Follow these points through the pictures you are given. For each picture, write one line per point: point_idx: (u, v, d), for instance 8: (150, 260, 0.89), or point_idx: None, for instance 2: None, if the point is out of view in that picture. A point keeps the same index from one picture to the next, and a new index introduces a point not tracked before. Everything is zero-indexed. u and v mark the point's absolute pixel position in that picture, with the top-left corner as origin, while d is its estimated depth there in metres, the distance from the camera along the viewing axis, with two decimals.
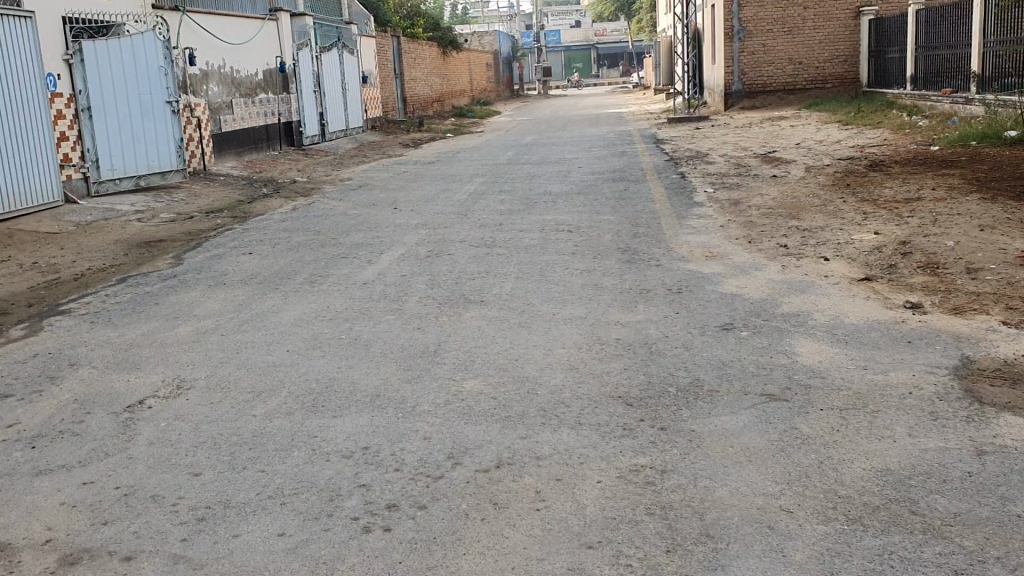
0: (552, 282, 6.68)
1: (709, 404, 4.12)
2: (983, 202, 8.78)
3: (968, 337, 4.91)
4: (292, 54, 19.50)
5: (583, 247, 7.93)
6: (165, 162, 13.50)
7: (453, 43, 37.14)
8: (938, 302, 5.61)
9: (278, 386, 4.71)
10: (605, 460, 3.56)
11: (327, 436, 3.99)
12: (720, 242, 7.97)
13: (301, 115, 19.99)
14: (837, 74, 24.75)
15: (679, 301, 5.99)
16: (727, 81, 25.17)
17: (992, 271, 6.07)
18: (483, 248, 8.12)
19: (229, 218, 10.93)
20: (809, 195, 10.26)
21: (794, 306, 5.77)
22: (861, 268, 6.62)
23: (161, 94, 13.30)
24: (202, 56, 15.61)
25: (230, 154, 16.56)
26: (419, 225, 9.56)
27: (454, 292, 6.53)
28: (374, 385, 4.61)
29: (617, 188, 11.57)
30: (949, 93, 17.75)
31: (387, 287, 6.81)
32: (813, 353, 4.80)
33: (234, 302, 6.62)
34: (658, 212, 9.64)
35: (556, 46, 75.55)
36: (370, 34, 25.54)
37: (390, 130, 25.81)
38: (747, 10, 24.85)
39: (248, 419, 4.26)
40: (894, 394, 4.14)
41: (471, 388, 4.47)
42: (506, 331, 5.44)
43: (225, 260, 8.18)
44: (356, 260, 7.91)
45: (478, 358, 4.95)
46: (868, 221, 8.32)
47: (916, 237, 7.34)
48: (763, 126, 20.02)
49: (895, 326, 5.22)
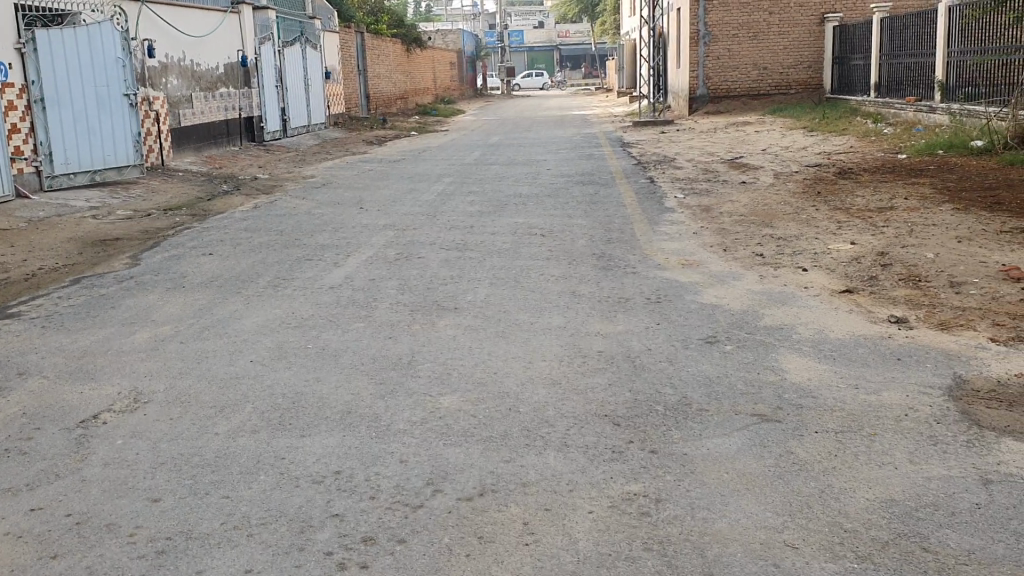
0: (527, 289, 6.47)
1: (700, 425, 3.94)
2: (958, 212, 8.73)
3: (958, 355, 4.80)
4: (253, 48, 19.08)
5: (557, 252, 7.73)
6: (123, 158, 13.05)
7: (417, 40, 36.77)
8: (922, 317, 5.49)
9: (242, 400, 4.45)
10: (596, 487, 3.37)
11: (296, 458, 3.75)
12: (695, 249, 7.83)
13: (263, 110, 19.58)
14: (801, 80, 24.84)
15: (659, 311, 5.81)
16: (693, 86, 25.24)
17: (975, 285, 5.98)
18: (454, 252, 7.88)
19: (189, 216, 10.57)
20: (781, 202, 10.17)
21: (776, 318, 5.61)
22: (841, 279, 6.50)
23: (119, 87, 12.83)
24: (161, 48, 15.16)
25: (190, 150, 16.14)
26: (386, 227, 9.30)
27: (426, 298, 6.30)
28: (345, 401, 4.36)
29: (587, 191, 11.40)
30: (912, 101, 17.85)
31: (355, 292, 6.55)
32: (801, 370, 4.65)
33: (195, 306, 6.32)
34: (630, 217, 9.48)
35: (520, 46, 75.42)
36: (333, 29, 25.13)
37: (353, 127, 25.44)
38: (713, 14, 24.81)
39: (209, 438, 4.00)
40: (890, 416, 4.00)
41: (449, 405, 4.24)
42: (483, 342, 5.22)
43: (184, 262, 7.85)
44: (321, 263, 7.64)
45: (455, 370, 4.73)
46: (843, 230, 8.23)
47: (894, 248, 7.25)
48: (729, 131, 20.00)
49: (882, 341, 5.09)
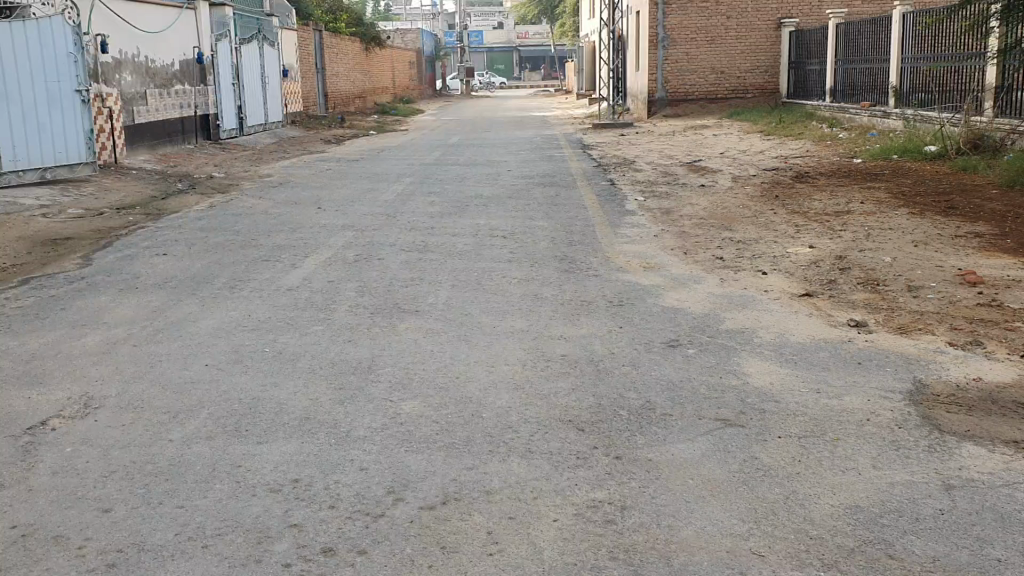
0: (489, 292, 6.41)
1: (663, 430, 3.92)
2: (913, 217, 8.84)
3: (917, 359, 4.83)
4: (210, 45, 18.78)
5: (519, 255, 7.68)
6: (73, 155, 12.79)
7: (376, 39, 36.52)
8: (881, 320, 5.53)
9: (196, 405, 4.34)
10: (559, 495, 3.32)
11: (253, 466, 3.66)
12: (656, 252, 7.83)
13: (218, 108, 19.30)
14: (758, 84, 25.08)
15: (621, 315, 5.79)
16: (652, 89, 25.36)
17: (932, 289, 6.03)
18: (414, 253, 7.80)
19: (143, 215, 10.35)
20: (740, 205, 10.23)
21: (738, 322, 5.61)
22: (801, 283, 6.53)
23: (71, 82, 12.54)
24: (115, 44, 14.86)
25: (144, 148, 15.84)
26: (345, 228, 9.18)
27: (386, 300, 6.21)
28: (303, 407, 4.27)
29: (548, 193, 11.37)
30: (867, 106, 18.09)
31: (314, 294, 6.44)
32: (763, 374, 4.65)
33: (148, 308, 6.17)
34: (591, 219, 9.47)
35: (480, 46, 75.32)
36: (291, 27, 24.84)
37: (311, 126, 25.18)
38: (671, 18, 24.93)
39: (163, 445, 3.88)
40: (852, 421, 4.01)
41: (410, 410, 4.17)
42: (445, 346, 5.15)
43: (138, 262, 7.68)
44: (279, 264, 7.51)
45: (416, 375, 4.65)
46: (801, 234, 8.29)
47: (852, 251, 7.30)
48: (687, 134, 20.12)
49: (843, 345, 5.12)
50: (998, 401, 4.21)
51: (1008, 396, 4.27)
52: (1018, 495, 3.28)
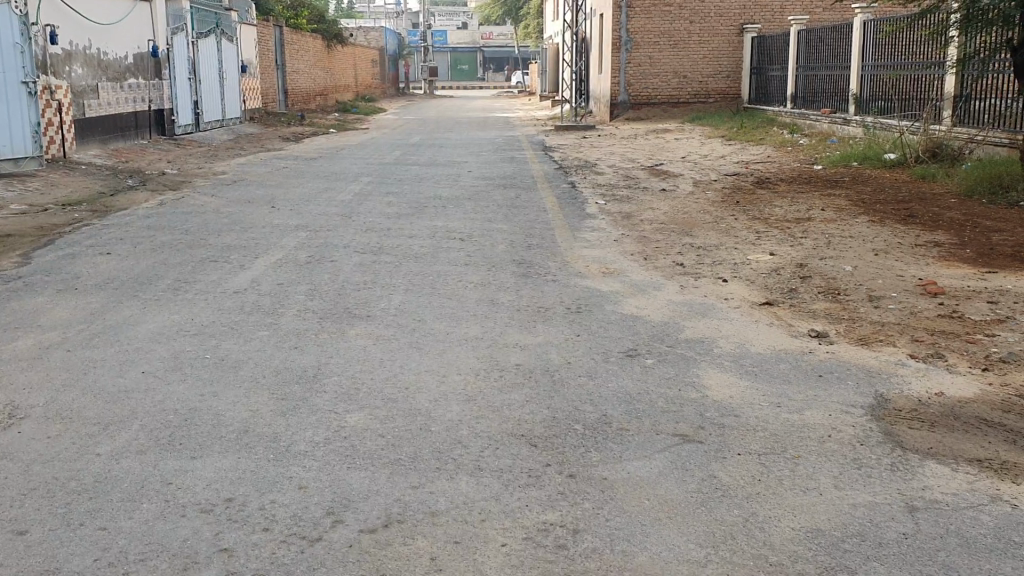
0: (445, 296, 6.23)
1: (620, 446, 3.76)
2: (874, 224, 8.81)
3: (879, 372, 4.73)
4: (165, 38, 18.35)
5: (477, 258, 7.51)
6: (19, 149, 12.41)
7: (338, 36, 36.10)
8: (842, 331, 5.43)
9: (128, 416, 4.10)
10: (508, 517, 3.16)
11: (185, 483, 3.45)
12: (616, 257, 7.69)
13: (173, 102, 18.88)
14: (720, 89, 25.14)
15: (578, 322, 5.64)
16: (614, 91, 25.28)
17: (893, 299, 5.95)
18: (368, 255, 7.60)
19: (89, 212, 10.01)
20: (701, 210, 10.14)
21: (698, 331, 5.48)
22: (762, 291, 6.42)
23: (16, 73, 12.17)
24: (65, 35, 14.43)
25: (95, 142, 15.42)
26: (300, 228, 8.94)
27: (337, 305, 6.00)
28: (242, 419, 4.05)
29: (508, 195, 11.20)
30: (828, 113, 18.17)
31: (262, 298, 6.21)
32: (722, 387, 4.51)
33: (86, 310, 5.90)
34: (551, 222, 9.31)
35: (443, 46, 75.02)
36: (250, 22, 24.41)
37: (270, 123, 24.79)
38: (635, 21, 24.85)
39: (89, 460, 3.65)
40: (813, 437, 3.89)
41: (356, 424, 3.98)
42: (395, 353, 4.95)
43: (79, 261, 7.38)
44: (227, 265, 7.26)
45: (363, 386, 4.44)
46: (762, 240, 8.20)
47: (812, 259, 7.22)
48: (649, 138, 20.07)
49: (803, 356, 5.01)
50: (960, 416, 4.11)
51: (970, 411, 4.18)
52: (983, 518, 3.17)
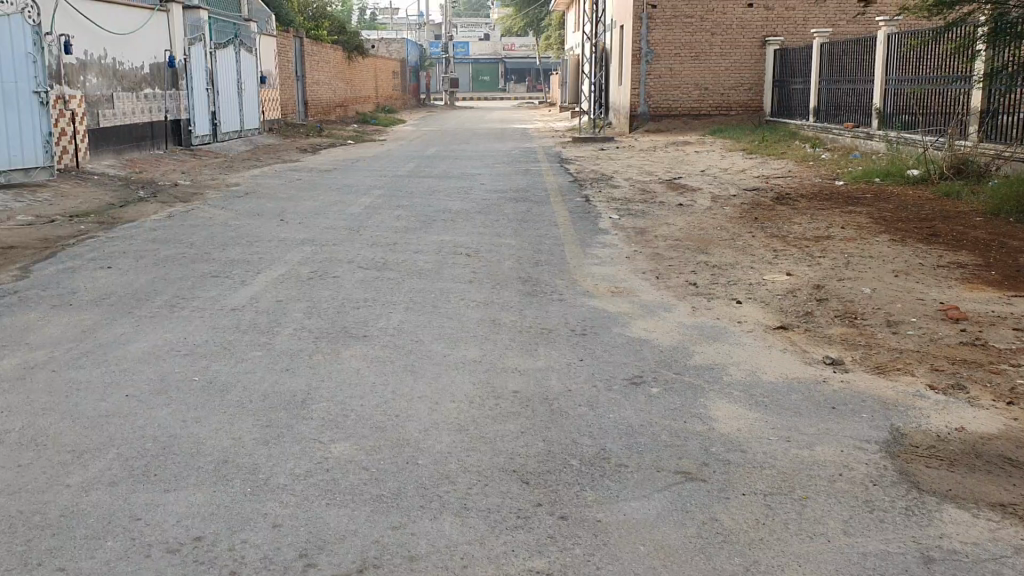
0: (446, 316, 6.03)
1: (616, 484, 3.55)
2: (895, 244, 8.54)
3: (895, 403, 4.49)
4: (182, 48, 18.33)
5: (482, 275, 7.31)
6: (30, 159, 12.36)
7: (359, 48, 36.14)
8: (859, 359, 5.19)
9: (105, 444, 3.92)
10: (492, 563, 2.95)
11: (154, 518, 3.27)
12: (626, 275, 7.47)
13: (190, 113, 18.85)
14: (741, 102, 24.88)
15: (581, 345, 5.43)
16: (634, 103, 25.05)
17: (913, 325, 5.70)
18: (371, 271, 7.42)
19: (95, 224, 9.92)
20: (717, 227, 9.91)
21: (707, 357, 5.25)
22: (776, 314, 6.18)
23: (28, 83, 12.16)
24: (80, 44, 14.41)
25: (109, 152, 15.39)
26: (305, 242, 8.78)
27: (334, 324, 5.82)
28: (222, 448, 3.87)
29: (520, 209, 11.01)
30: (850, 127, 17.88)
31: (258, 315, 6.03)
32: (730, 419, 4.28)
33: (77, 328, 5.75)
34: (562, 238, 9.11)
35: (465, 58, 75.17)
36: (270, 33, 24.41)
37: (287, 133, 24.75)
38: (656, 33, 24.62)
39: (58, 492, 3.47)
40: (823, 476, 3.66)
41: (339, 454, 3.79)
42: (389, 377, 4.76)
43: (78, 275, 7.25)
44: (228, 280, 7.11)
45: (352, 413, 4.25)
46: (778, 260, 7.95)
47: (830, 281, 6.97)
48: (668, 150, 19.84)
49: (816, 386, 4.77)
50: (982, 454, 3.87)
51: (992, 448, 3.93)
52: (1006, 572, 2.92)
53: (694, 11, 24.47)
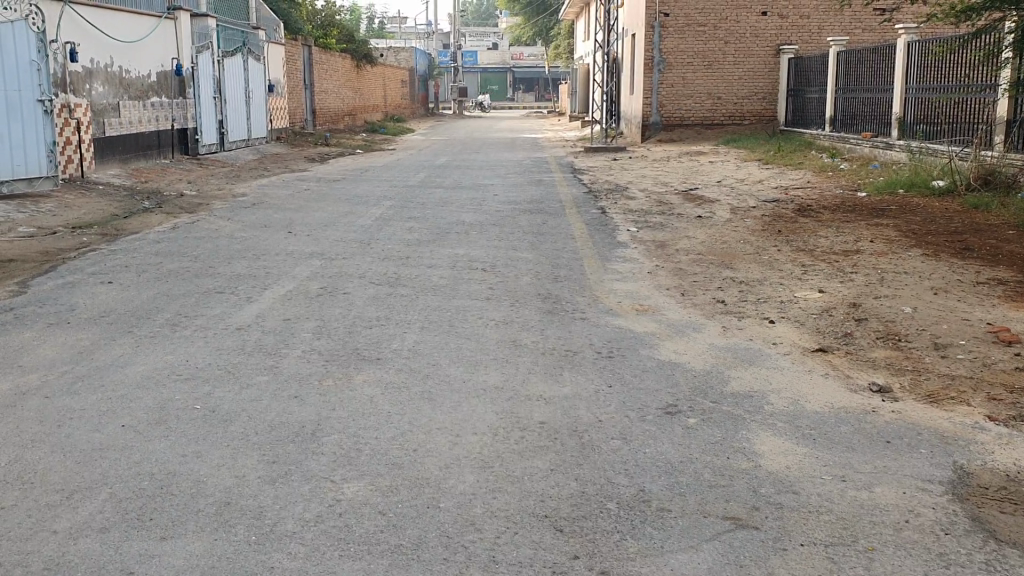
0: (463, 336, 5.70)
1: (659, 533, 3.20)
2: (928, 259, 8.18)
3: (954, 437, 4.13)
4: (190, 56, 18.06)
5: (500, 292, 6.98)
6: (34, 168, 12.11)
7: (367, 56, 35.91)
8: (907, 386, 4.84)
9: (97, 483, 3.59)
10: None
11: (148, 572, 2.93)
12: (650, 292, 7.12)
13: (197, 121, 18.57)
14: (755, 111, 24.52)
15: (609, 369, 5.08)
16: (646, 113, 24.68)
17: (961, 348, 5.35)
18: (384, 287, 7.09)
19: (97, 236, 9.63)
20: (740, 239, 9.57)
21: (744, 382, 4.90)
22: (813, 335, 5.83)
23: (32, 91, 11.89)
24: (87, 52, 14.15)
25: (115, 162, 15.12)
26: (314, 255, 8.46)
27: (345, 345, 5.48)
28: (226, 488, 3.54)
29: (534, 221, 10.68)
30: (868, 136, 17.53)
31: (265, 336, 5.71)
32: (777, 455, 3.93)
33: (73, 349, 5.42)
34: (579, 252, 8.77)
35: (473, 67, 74.98)
36: (278, 40, 24.16)
37: (296, 142, 24.47)
38: (668, 42, 24.29)
39: (43, 539, 3.14)
40: (888, 523, 3.31)
41: (353, 495, 3.46)
42: (404, 405, 4.43)
43: (77, 291, 6.94)
44: (233, 297, 6.78)
45: (366, 447, 3.91)
46: (808, 276, 7.60)
47: (867, 299, 6.61)
48: (682, 160, 19.51)
49: (866, 416, 4.42)
50: None
51: None
52: None
53: (707, 19, 24.14)
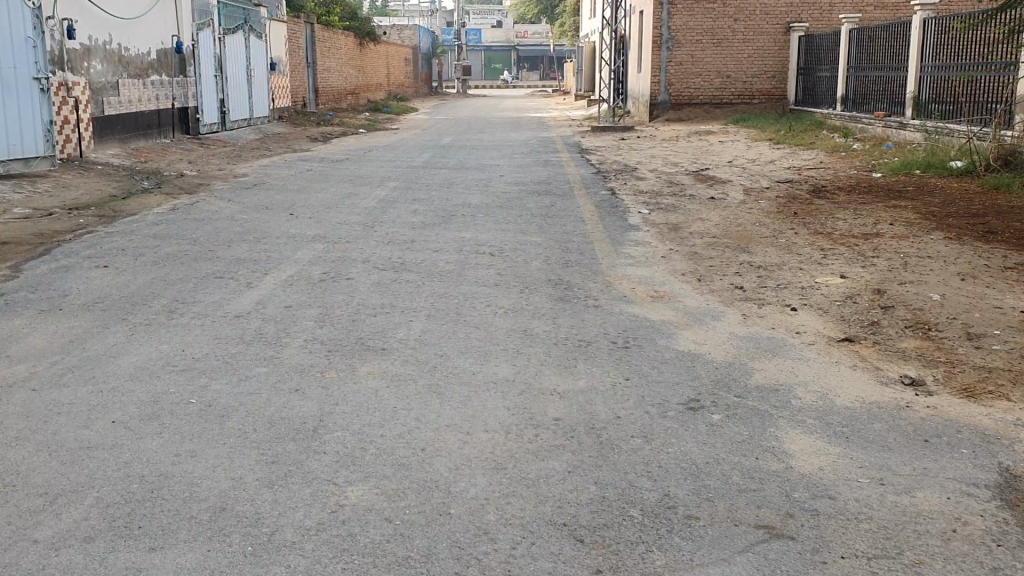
0: (472, 325, 5.45)
1: (688, 544, 2.96)
2: (952, 242, 7.91)
3: (996, 436, 3.88)
4: (190, 33, 17.74)
5: (509, 277, 6.72)
6: (30, 148, 11.85)
7: (371, 35, 35.51)
8: (942, 379, 4.58)
9: (84, 486, 3.36)
10: None
11: None
12: (666, 278, 6.86)
13: (198, 100, 18.28)
14: (765, 90, 24.11)
15: (626, 361, 4.82)
16: (654, 92, 24.38)
17: (996, 338, 5.09)
18: (388, 273, 6.84)
19: (95, 217, 9.38)
20: (755, 222, 9.30)
21: (769, 376, 4.64)
22: (838, 324, 5.56)
23: (28, 69, 11.64)
24: (85, 30, 13.84)
25: (114, 141, 14.84)
26: (316, 239, 8.21)
27: (348, 335, 5.23)
28: (220, 492, 3.30)
29: (543, 203, 10.41)
30: (882, 116, 17.17)
31: (265, 324, 5.46)
32: (809, 455, 3.69)
33: (65, 338, 5.18)
34: (590, 235, 8.50)
35: (477, 45, 74.27)
36: (280, 18, 23.80)
37: (298, 121, 24.16)
38: (677, 20, 23.90)
39: (23, 550, 2.92)
40: (934, 532, 3.07)
41: (357, 500, 3.23)
42: (410, 401, 4.19)
43: (71, 275, 6.70)
44: (231, 282, 6.53)
45: (370, 447, 3.66)
46: (828, 260, 7.33)
47: (891, 284, 6.35)
48: (691, 140, 19.18)
49: (900, 412, 4.17)
50: None
51: None
52: None
53: None
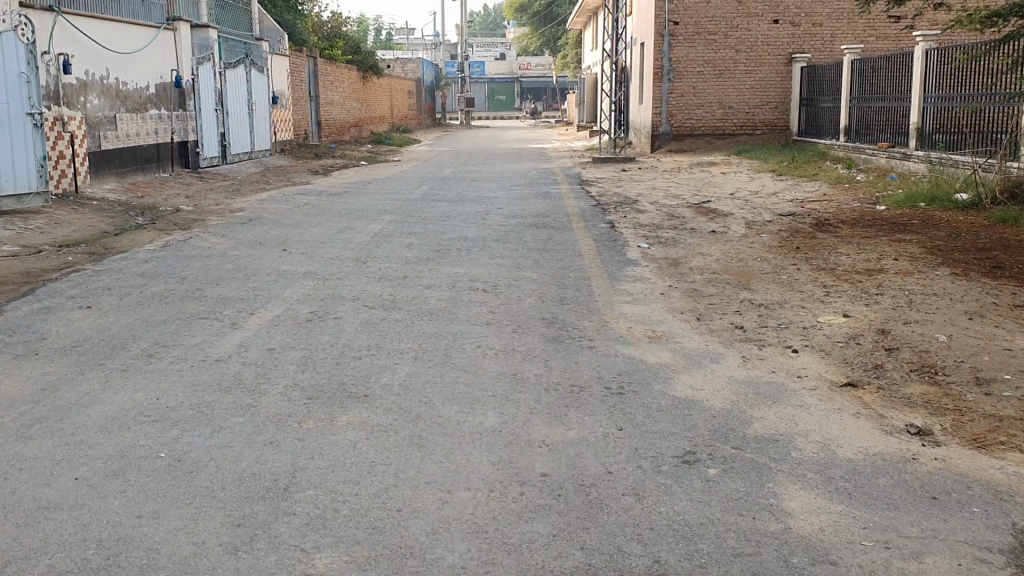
0: (460, 369, 5.25)
1: None
2: (958, 278, 7.71)
3: (1009, 493, 3.66)
4: (190, 67, 17.71)
5: (501, 316, 6.54)
6: (23, 184, 11.75)
7: (374, 68, 35.61)
8: (951, 428, 4.36)
9: (36, 552, 3.15)
10: None
11: None
12: (664, 317, 6.66)
13: (198, 133, 18.22)
14: (767, 120, 24.04)
15: (620, 409, 4.61)
16: (656, 123, 24.31)
17: (1006, 383, 4.87)
18: (378, 311, 6.66)
19: (84, 254, 9.24)
20: (756, 257, 9.12)
21: (769, 424, 4.43)
22: (840, 367, 5.35)
23: (20, 104, 11.53)
24: (82, 64, 13.80)
25: (111, 176, 14.74)
26: (307, 275, 8.05)
27: (331, 380, 5.04)
28: (180, 559, 3.09)
29: (540, 236, 10.24)
30: (885, 147, 17.01)
31: (245, 368, 5.27)
32: (809, 514, 3.47)
33: (37, 385, 5.00)
34: (587, 270, 8.32)
35: (481, 77, 74.58)
36: (282, 51, 23.81)
37: (299, 154, 24.12)
38: (678, 51, 23.85)
39: None
40: None
41: (325, 569, 3.02)
42: (391, 455, 3.98)
43: (51, 317, 6.53)
44: (215, 323, 6.36)
45: (344, 508, 3.45)
46: (831, 298, 7.13)
47: (896, 324, 6.14)
48: (693, 171, 19.05)
49: (907, 465, 3.95)
50: None
51: None
52: None
53: (717, 27, 23.70)
